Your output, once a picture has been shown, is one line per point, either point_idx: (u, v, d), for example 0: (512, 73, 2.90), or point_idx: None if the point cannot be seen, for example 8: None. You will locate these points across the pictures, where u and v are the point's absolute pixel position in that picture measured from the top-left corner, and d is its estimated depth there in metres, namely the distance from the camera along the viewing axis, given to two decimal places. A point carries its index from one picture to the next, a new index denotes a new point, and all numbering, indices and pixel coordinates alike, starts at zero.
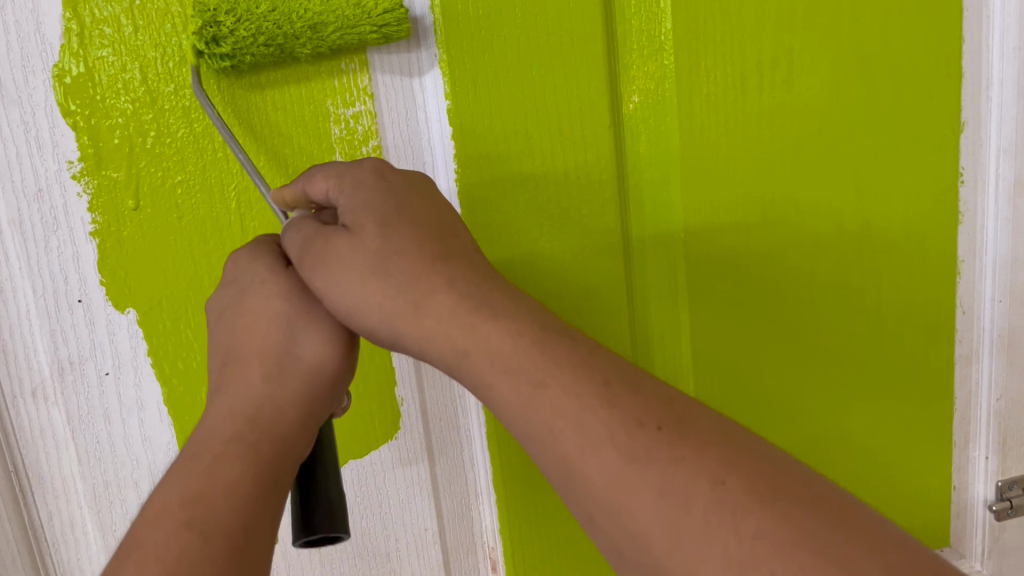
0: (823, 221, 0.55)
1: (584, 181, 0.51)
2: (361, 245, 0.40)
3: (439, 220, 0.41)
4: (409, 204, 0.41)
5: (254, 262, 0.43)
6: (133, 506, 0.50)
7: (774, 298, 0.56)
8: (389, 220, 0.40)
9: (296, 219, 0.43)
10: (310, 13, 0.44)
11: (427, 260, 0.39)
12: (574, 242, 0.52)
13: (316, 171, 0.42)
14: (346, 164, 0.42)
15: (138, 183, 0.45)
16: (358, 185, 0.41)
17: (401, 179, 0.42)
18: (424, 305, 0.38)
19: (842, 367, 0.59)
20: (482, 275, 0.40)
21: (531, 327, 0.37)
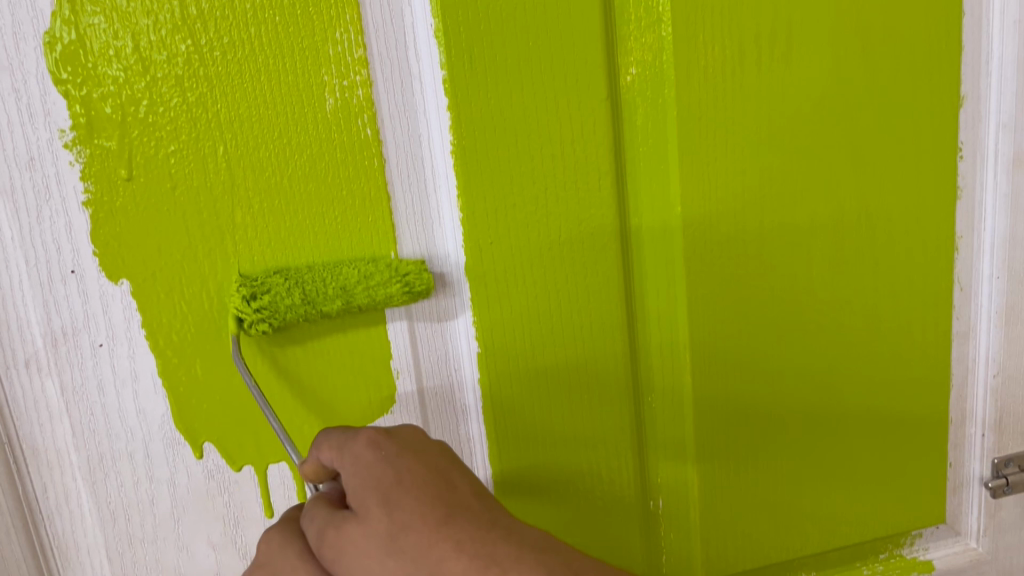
0: (820, 197, 0.55)
1: (589, 369, 0.54)
2: (371, 527, 0.41)
3: (438, 475, 0.43)
4: (406, 470, 0.43)
5: (284, 549, 0.43)
6: (127, 478, 0.50)
7: (772, 274, 0.56)
8: (391, 494, 0.42)
9: (310, 504, 0.44)
10: (337, 280, 0.47)
11: (433, 525, 0.41)
12: (580, 428, 0.55)
13: (323, 438, 0.44)
14: (345, 434, 0.44)
15: (130, 152, 0.45)
16: (357, 462, 0.42)
17: (398, 446, 0.43)
18: (438, 575, 0.40)
19: (840, 346, 0.58)
20: (486, 525, 0.42)
21: (538, 565, 0.40)
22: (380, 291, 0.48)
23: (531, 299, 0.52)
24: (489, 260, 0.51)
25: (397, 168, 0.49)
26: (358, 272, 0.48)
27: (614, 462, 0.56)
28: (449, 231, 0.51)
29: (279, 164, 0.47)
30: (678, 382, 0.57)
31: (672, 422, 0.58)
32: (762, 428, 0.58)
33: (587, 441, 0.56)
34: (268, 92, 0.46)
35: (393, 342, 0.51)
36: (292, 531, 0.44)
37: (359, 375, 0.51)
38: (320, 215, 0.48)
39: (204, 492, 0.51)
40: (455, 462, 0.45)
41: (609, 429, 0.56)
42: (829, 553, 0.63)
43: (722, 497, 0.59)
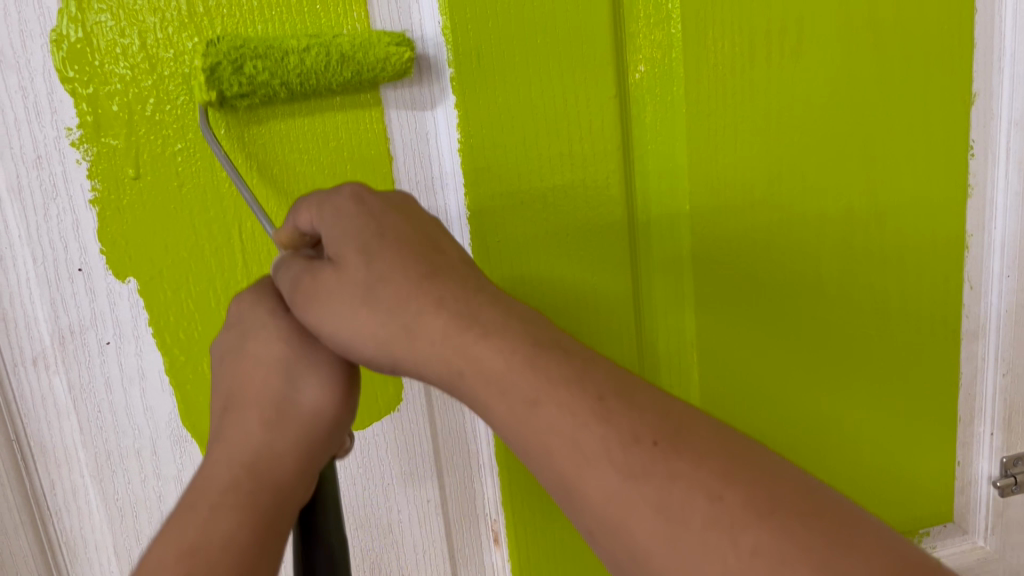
0: (829, 196, 0.55)
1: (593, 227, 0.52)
2: (347, 274, 0.39)
3: (426, 240, 0.40)
4: (389, 225, 0.39)
5: (256, 308, 0.43)
6: (135, 475, 0.50)
7: (781, 273, 0.55)
8: (371, 244, 0.38)
9: (286, 257, 0.42)
10: (308, 49, 0.44)
11: (413, 280, 0.38)
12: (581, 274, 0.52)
13: (302, 202, 0.41)
14: (325, 194, 0.41)
15: (137, 150, 0.45)
16: (337, 213, 0.39)
17: (383, 203, 0.40)
18: (414, 328, 0.37)
19: (848, 344, 0.58)
20: (473, 290, 0.38)
21: (524, 342, 0.36)
22: (362, 60, 0.44)
23: (538, 298, 0.52)
24: (496, 260, 0.51)
25: (405, 165, 0.49)
26: (337, 42, 0.44)
27: (601, 303, 0.53)
28: (455, 227, 0.51)
29: (285, 160, 0.47)
30: (686, 380, 0.57)
31: None
32: (770, 426, 0.58)
33: (572, 286, 0.52)
34: None
35: None
36: (265, 292, 0.43)
37: (337, 177, 0.48)
38: None
39: None
40: (446, 234, 0.42)
41: (602, 278, 0.53)
42: None
43: None
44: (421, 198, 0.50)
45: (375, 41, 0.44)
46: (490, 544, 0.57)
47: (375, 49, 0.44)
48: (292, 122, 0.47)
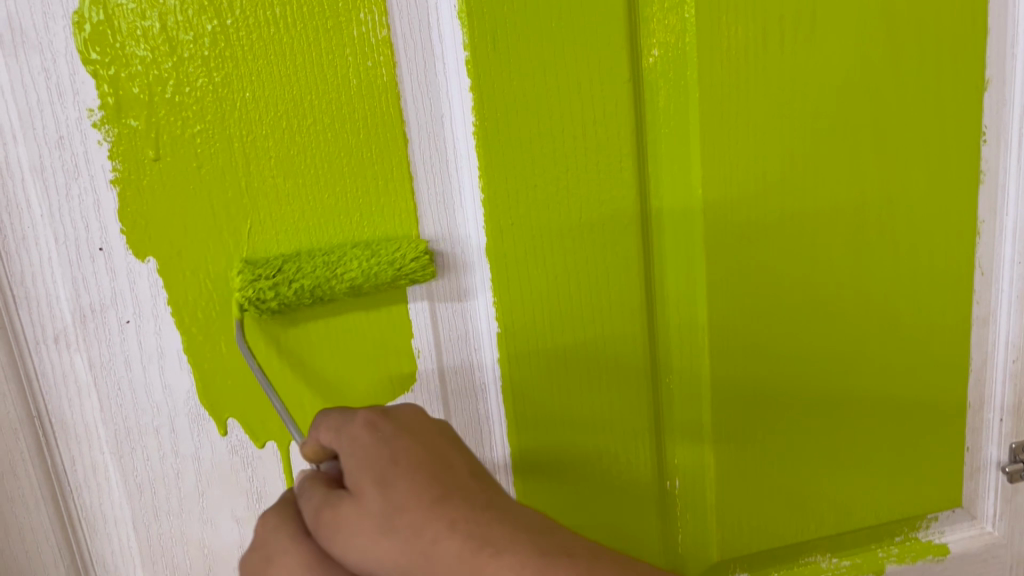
0: (841, 179, 0.55)
1: (611, 354, 0.55)
2: (364, 506, 0.38)
3: (437, 459, 0.41)
4: (401, 448, 0.40)
5: (277, 530, 0.41)
6: (153, 452, 0.51)
7: (791, 256, 0.56)
8: (386, 474, 0.39)
9: (306, 481, 0.42)
10: (335, 266, 0.47)
11: (426, 504, 0.38)
12: (602, 408, 0.56)
13: (321, 422, 0.43)
14: (342, 416, 0.42)
15: (157, 132, 0.45)
16: (352, 442, 0.41)
17: (396, 427, 0.41)
18: (432, 555, 0.37)
19: (858, 329, 0.58)
20: (481, 509, 0.39)
21: (533, 552, 0.37)
22: (388, 268, 0.48)
23: (551, 280, 0.53)
24: (510, 241, 0.51)
25: (420, 147, 0.49)
26: (355, 253, 0.48)
27: (621, 449, 0.57)
28: (469, 210, 0.51)
29: (300, 142, 0.47)
30: (697, 365, 0.57)
31: (690, 405, 0.58)
32: (779, 409, 0.59)
33: (591, 416, 0.56)
34: (291, 72, 0.46)
35: (415, 323, 0.52)
36: (287, 512, 0.42)
37: (374, 288, 0.51)
38: (340, 193, 0.49)
39: (228, 466, 0.52)
40: (454, 445, 0.43)
41: (621, 408, 0.56)
42: (845, 536, 0.63)
43: (740, 477, 0.59)
44: (438, 183, 0.50)
45: (391, 246, 0.48)
46: None
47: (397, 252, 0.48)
48: None
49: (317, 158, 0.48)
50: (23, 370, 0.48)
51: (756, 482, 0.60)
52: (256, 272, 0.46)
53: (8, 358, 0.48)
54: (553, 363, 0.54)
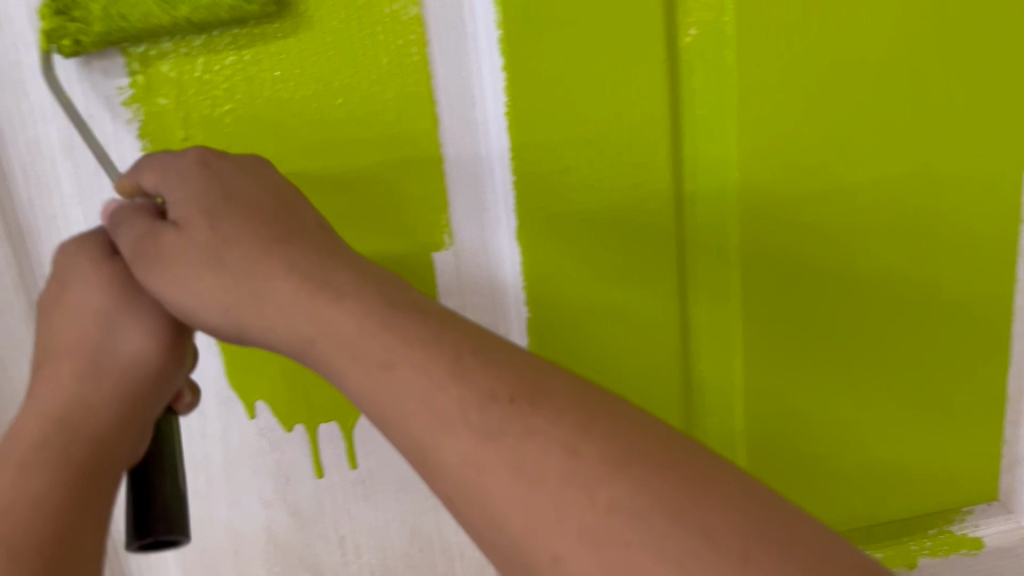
0: (883, 164, 0.53)
1: (640, 232, 0.52)
2: (189, 235, 0.39)
3: (279, 203, 0.40)
4: (238, 187, 0.40)
5: (77, 255, 0.42)
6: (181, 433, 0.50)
7: (828, 242, 0.54)
8: (215, 209, 0.39)
9: (126, 203, 0.41)
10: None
11: (263, 243, 0.38)
12: (630, 291, 0.53)
13: (147, 162, 0.41)
14: (169, 155, 0.41)
15: (187, 111, 0.45)
16: (179, 176, 0.40)
17: (231, 166, 0.41)
18: (262, 292, 0.37)
19: (896, 317, 0.57)
20: (326, 254, 0.39)
21: (379, 306, 0.36)
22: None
23: (580, 262, 0.52)
24: (541, 223, 0.51)
25: (451, 127, 0.48)
26: None
27: (646, 336, 0.54)
28: (499, 192, 0.50)
29: (330, 123, 0.47)
30: (728, 349, 0.56)
31: (719, 387, 0.57)
32: (812, 397, 0.58)
33: (611, 299, 0.53)
34: (321, 51, 0.45)
35: (445, 302, 0.52)
36: (93, 239, 0.42)
37: (403, 266, 0.50)
38: (369, 173, 0.48)
39: (255, 448, 0.52)
40: (302, 196, 0.43)
41: (647, 302, 0.53)
42: (877, 527, 0.62)
43: (769, 464, 0.59)
44: (468, 166, 0.49)
45: None
46: None
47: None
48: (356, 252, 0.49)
49: (349, 141, 0.47)
50: None
51: (785, 468, 0.59)
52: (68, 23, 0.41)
53: None
54: (583, 345, 0.54)
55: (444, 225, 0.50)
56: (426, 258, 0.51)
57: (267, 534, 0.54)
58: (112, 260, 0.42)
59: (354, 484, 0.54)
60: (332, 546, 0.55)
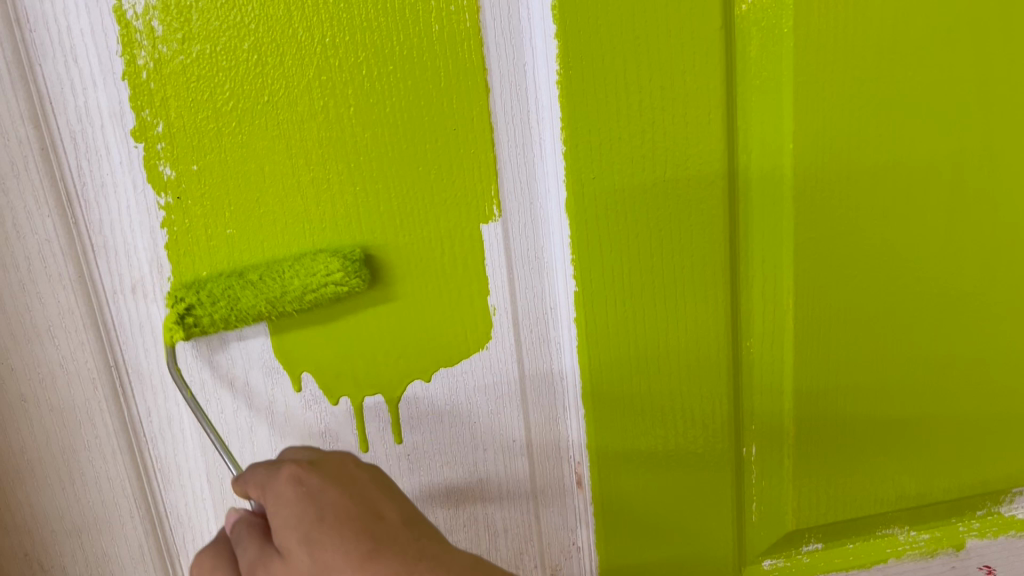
0: (939, 136, 0.52)
1: (692, 206, 0.51)
2: (292, 565, 0.39)
3: (367, 510, 0.40)
4: (331, 504, 0.40)
5: (213, 573, 0.40)
6: (227, 405, 0.50)
7: (884, 216, 0.53)
8: (312, 533, 0.39)
9: (242, 530, 0.42)
10: (274, 286, 0.45)
11: (356, 565, 0.38)
12: (683, 267, 0.52)
13: (246, 477, 0.42)
14: (269, 468, 0.41)
15: (237, 78, 0.44)
16: (278, 499, 0.40)
17: (321, 478, 0.40)
18: None
19: (950, 294, 0.56)
20: (414, 560, 0.39)
21: None
22: (312, 291, 0.46)
23: (632, 236, 0.51)
24: (591, 195, 0.50)
25: (501, 97, 0.48)
26: (295, 271, 0.46)
27: (697, 315, 0.53)
28: (549, 162, 0.49)
29: (380, 91, 0.46)
30: (779, 327, 0.55)
31: (770, 366, 0.56)
32: (864, 376, 0.57)
33: (662, 275, 0.52)
34: (373, 17, 0.45)
35: (493, 277, 0.51)
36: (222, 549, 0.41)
37: (451, 238, 0.49)
38: (419, 142, 0.47)
39: (301, 421, 0.51)
40: (385, 488, 0.42)
41: (698, 279, 0.52)
42: (926, 509, 0.61)
43: (819, 445, 0.58)
44: (518, 135, 0.49)
45: (323, 265, 0.46)
46: (573, 486, 0.57)
47: (332, 274, 0.46)
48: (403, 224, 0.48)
49: (398, 110, 0.46)
50: (101, 320, 0.47)
51: (835, 450, 0.58)
52: (190, 325, 0.46)
53: (86, 307, 0.47)
54: (631, 322, 0.53)
55: (492, 196, 0.49)
56: (475, 231, 0.49)
57: None
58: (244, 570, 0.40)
59: (400, 458, 0.53)
60: None
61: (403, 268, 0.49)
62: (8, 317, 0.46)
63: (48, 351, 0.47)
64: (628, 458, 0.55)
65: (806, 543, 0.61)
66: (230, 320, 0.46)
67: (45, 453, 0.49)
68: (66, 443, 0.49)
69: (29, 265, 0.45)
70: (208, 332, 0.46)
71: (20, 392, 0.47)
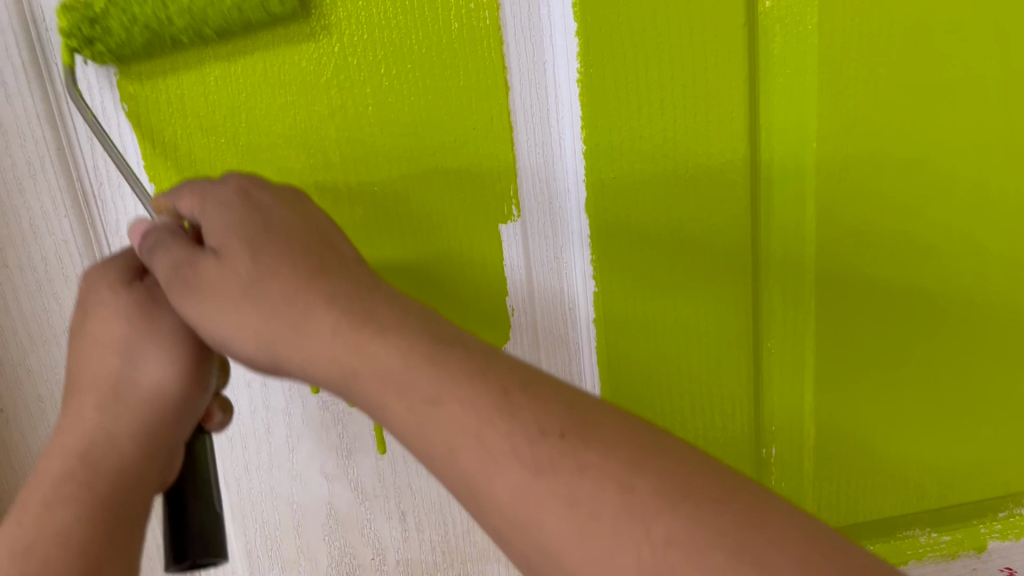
0: (966, 134, 0.51)
1: (711, 203, 0.50)
2: (230, 266, 0.37)
3: (317, 237, 0.39)
4: (278, 220, 0.39)
5: (99, 284, 0.41)
6: (244, 405, 0.50)
7: (908, 216, 0.52)
8: (257, 240, 0.38)
9: (163, 233, 0.39)
10: (190, 1, 0.41)
11: (302, 276, 0.37)
12: (703, 266, 0.51)
13: (184, 188, 0.41)
14: (208, 184, 0.41)
15: (254, 76, 0.44)
16: (218, 203, 0.39)
17: (270, 198, 0.40)
18: (302, 326, 0.36)
19: (973, 294, 0.55)
20: (366, 287, 0.37)
21: (422, 336, 0.35)
22: (234, 10, 0.41)
23: (653, 235, 0.50)
24: (612, 195, 0.49)
25: (521, 95, 0.47)
26: None
27: (717, 313, 0.52)
28: (568, 162, 0.49)
29: (399, 89, 0.45)
30: (800, 327, 0.55)
31: (790, 366, 0.55)
32: (886, 376, 0.56)
33: (683, 273, 0.51)
34: (391, 13, 0.44)
35: (511, 278, 0.50)
36: (115, 264, 0.42)
37: (470, 238, 0.49)
38: (437, 141, 0.47)
39: (318, 422, 0.51)
40: (339, 231, 0.42)
41: (717, 277, 0.52)
42: (947, 511, 0.60)
43: (840, 446, 0.57)
44: (538, 134, 0.48)
45: None
46: None
47: (262, 4, 0.41)
48: (420, 225, 0.48)
49: (417, 107, 0.46)
50: None
51: (855, 450, 0.57)
52: (92, 37, 0.41)
53: None
54: (650, 322, 0.52)
55: (511, 196, 0.48)
56: (494, 231, 0.49)
57: (329, 508, 0.53)
58: (131, 285, 0.42)
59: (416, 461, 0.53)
60: (394, 522, 0.54)
61: (421, 270, 0.49)
62: (26, 319, 0.46)
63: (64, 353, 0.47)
64: (640, 397, 0.53)
65: None
66: (139, 41, 0.41)
67: None
68: None
69: (46, 265, 0.45)
70: (116, 51, 0.41)
71: (37, 394, 0.47)
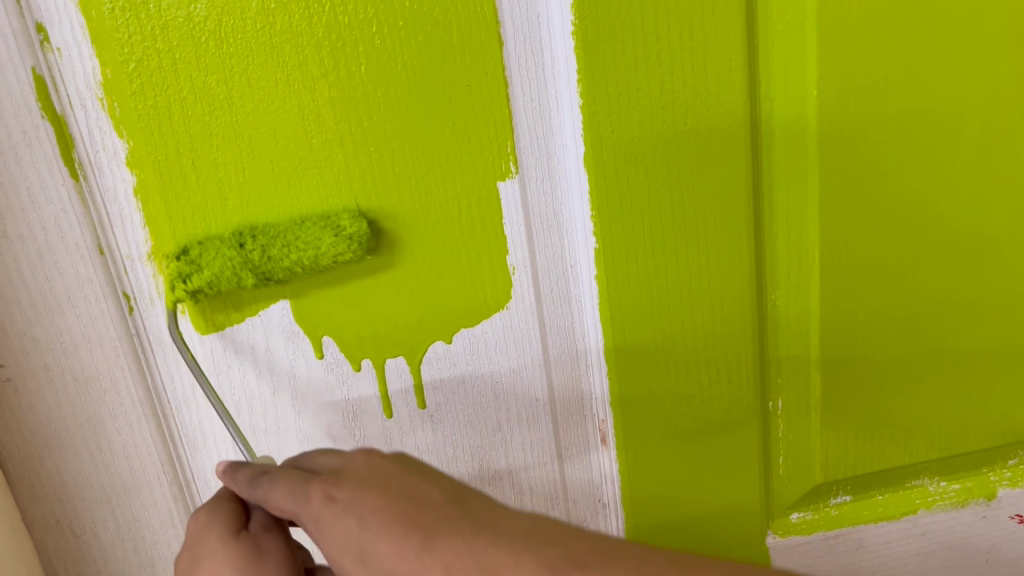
0: (973, 76, 0.50)
1: (710, 156, 0.49)
2: None
3: (407, 500, 0.37)
4: (369, 507, 0.37)
5: (208, 529, 0.40)
6: (249, 370, 0.50)
7: (911, 164, 0.52)
8: (365, 546, 0.36)
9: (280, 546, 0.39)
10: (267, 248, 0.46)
11: (415, 560, 0.35)
12: (706, 220, 0.51)
13: (270, 487, 0.38)
14: (292, 487, 0.38)
15: (243, 39, 0.43)
16: (318, 526, 0.37)
17: (352, 488, 0.38)
18: None
19: (979, 241, 0.54)
20: (472, 534, 0.36)
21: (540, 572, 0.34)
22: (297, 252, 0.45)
23: (652, 191, 0.50)
24: (609, 148, 0.48)
25: (516, 50, 0.46)
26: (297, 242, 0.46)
27: (720, 269, 0.52)
28: (566, 116, 0.48)
29: (391, 49, 0.45)
30: (805, 279, 0.54)
31: (795, 318, 0.55)
32: (892, 327, 0.56)
33: (684, 227, 0.51)
34: None
35: (511, 238, 0.50)
36: (216, 510, 0.41)
37: (469, 195, 0.48)
38: (432, 100, 0.46)
39: (324, 385, 0.51)
40: (430, 480, 0.39)
41: (717, 235, 0.51)
42: (956, 460, 0.60)
43: (846, 398, 0.57)
44: (533, 89, 0.47)
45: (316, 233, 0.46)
46: (598, 444, 0.56)
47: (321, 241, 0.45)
48: (419, 184, 0.48)
49: (410, 66, 0.45)
50: (120, 290, 0.47)
51: (863, 401, 0.57)
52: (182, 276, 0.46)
53: (106, 278, 0.47)
54: (654, 281, 0.52)
55: (509, 152, 0.48)
56: (492, 189, 0.49)
57: None
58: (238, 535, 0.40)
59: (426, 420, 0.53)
60: None
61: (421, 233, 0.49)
62: (29, 289, 0.46)
63: (67, 322, 0.47)
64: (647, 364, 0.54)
65: (834, 496, 0.61)
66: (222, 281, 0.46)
67: (72, 423, 0.49)
68: (92, 414, 0.50)
69: (46, 236, 0.45)
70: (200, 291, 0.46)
71: (43, 361, 0.48)
